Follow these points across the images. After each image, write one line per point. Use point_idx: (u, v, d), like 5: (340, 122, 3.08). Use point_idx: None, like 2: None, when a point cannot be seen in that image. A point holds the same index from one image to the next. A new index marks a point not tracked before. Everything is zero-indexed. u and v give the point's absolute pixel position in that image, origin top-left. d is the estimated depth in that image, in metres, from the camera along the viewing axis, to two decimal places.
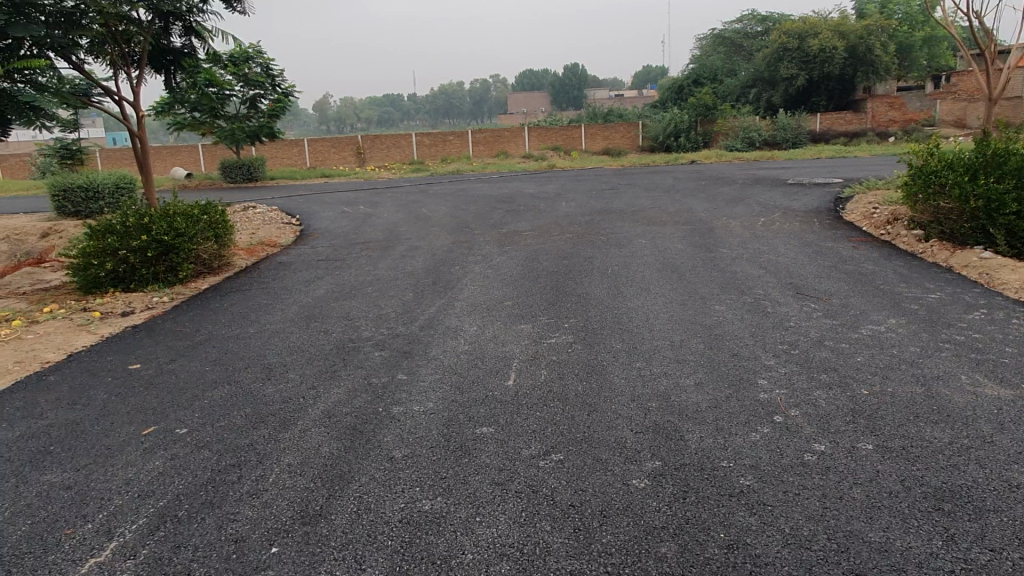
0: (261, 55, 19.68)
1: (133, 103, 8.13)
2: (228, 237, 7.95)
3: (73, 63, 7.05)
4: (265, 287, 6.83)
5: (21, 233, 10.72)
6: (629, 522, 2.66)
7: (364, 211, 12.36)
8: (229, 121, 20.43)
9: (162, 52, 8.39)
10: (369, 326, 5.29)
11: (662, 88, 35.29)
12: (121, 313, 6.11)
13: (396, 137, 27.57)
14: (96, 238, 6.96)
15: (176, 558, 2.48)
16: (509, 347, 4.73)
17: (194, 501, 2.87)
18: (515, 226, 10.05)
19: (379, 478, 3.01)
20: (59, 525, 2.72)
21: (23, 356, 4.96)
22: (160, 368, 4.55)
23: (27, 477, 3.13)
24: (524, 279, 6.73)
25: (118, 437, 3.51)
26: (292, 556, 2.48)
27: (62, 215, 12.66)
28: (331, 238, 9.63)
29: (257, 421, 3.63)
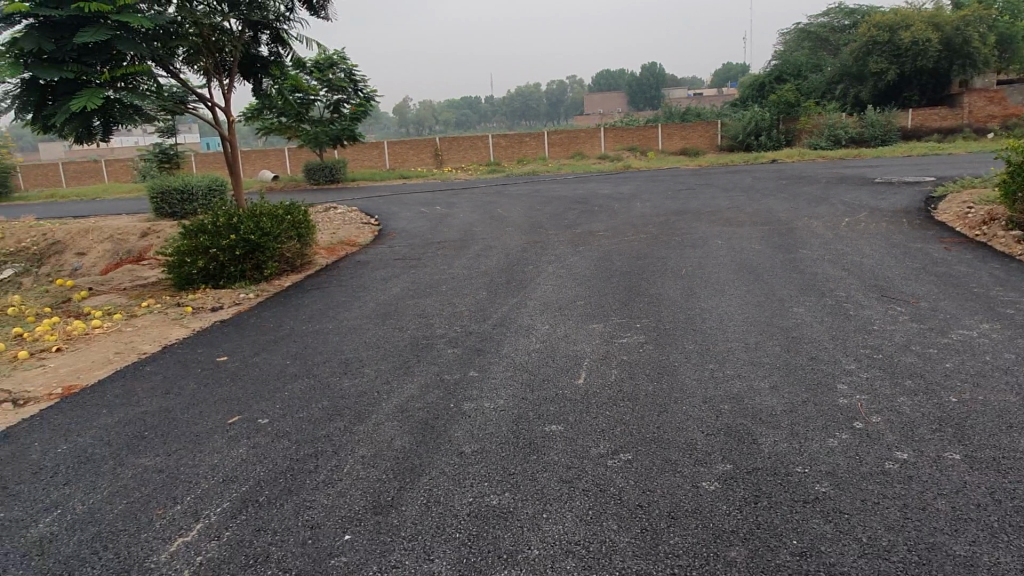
0: (345, 61, 20.28)
1: (225, 109, 8.52)
2: (310, 237, 8.25)
3: (171, 71, 7.44)
4: (344, 284, 7.05)
5: (123, 232, 11.39)
6: (697, 525, 2.63)
7: (441, 211, 12.58)
8: (313, 125, 21.14)
9: (251, 60, 8.76)
10: (443, 324, 5.39)
11: (742, 85, 34.51)
12: (210, 309, 6.42)
13: (473, 139, 27.94)
14: (189, 237, 7.34)
15: (256, 541, 2.60)
16: (580, 347, 4.72)
17: (274, 487, 3.00)
18: (589, 227, 10.01)
19: (448, 473, 3.07)
20: (152, 505, 2.90)
21: (122, 348, 5.28)
22: (245, 361, 4.77)
23: (124, 460, 3.34)
24: (597, 279, 6.70)
25: (207, 425, 3.71)
26: (364, 543, 2.56)
27: (160, 215, 13.39)
28: (408, 238, 9.84)
29: (334, 414, 3.76)
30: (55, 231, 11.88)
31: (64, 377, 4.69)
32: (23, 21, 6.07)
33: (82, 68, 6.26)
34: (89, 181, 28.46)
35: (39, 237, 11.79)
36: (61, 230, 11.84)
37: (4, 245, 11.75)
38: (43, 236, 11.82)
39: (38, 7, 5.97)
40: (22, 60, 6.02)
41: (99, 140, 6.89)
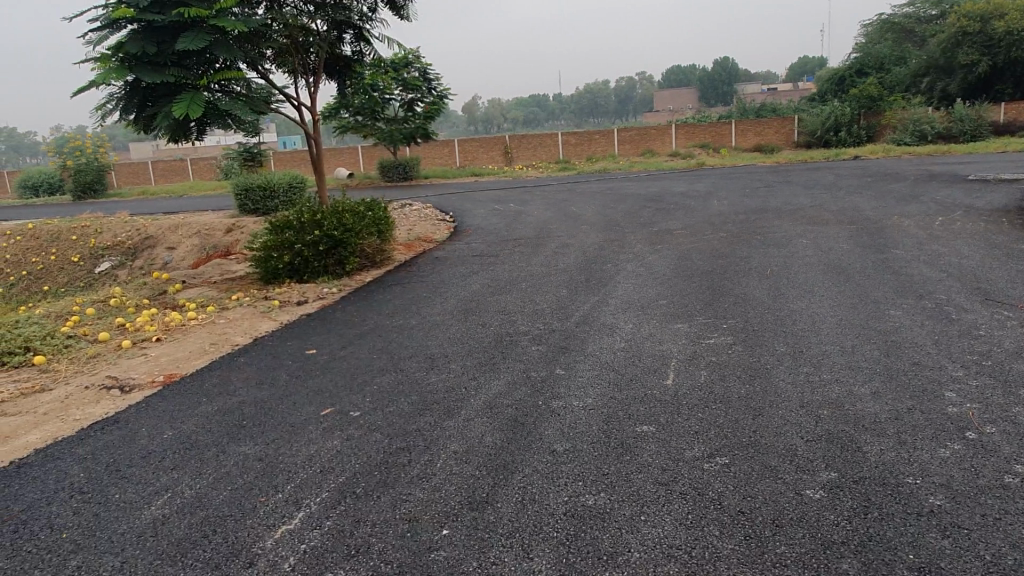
0: (420, 60, 20.64)
1: (310, 107, 8.73)
2: (390, 233, 8.39)
3: (260, 72, 7.66)
4: (424, 280, 7.13)
5: (209, 229, 11.84)
6: (805, 534, 2.53)
7: (514, 209, 12.61)
8: (388, 123, 21.50)
9: (335, 60, 8.94)
10: (525, 320, 5.38)
11: (820, 79, 33.45)
12: (296, 302, 6.60)
13: (542, 137, 27.94)
14: (275, 232, 7.57)
15: (356, 532, 2.64)
16: (666, 346, 4.63)
17: (370, 479, 3.05)
18: (666, 225, 9.85)
19: (542, 470, 3.05)
20: (255, 493, 2.98)
21: (217, 339, 5.49)
22: (334, 354, 4.88)
23: (226, 447, 3.45)
24: (678, 278, 6.58)
25: (302, 415, 3.80)
26: (462, 539, 2.57)
27: (244, 212, 13.85)
28: (484, 234, 9.90)
29: (423, 408, 3.80)
30: (147, 226, 12.44)
31: (165, 366, 4.90)
32: (127, 26, 6.39)
33: (180, 70, 6.52)
34: (176, 179, 29.74)
35: (133, 232, 12.38)
36: (153, 226, 12.39)
37: (102, 239, 12.37)
38: (136, 231, 12.39)
39: (141, 12, 6.27)
40: (125, 63, 6.32)
41: (194, 141, 7.15)
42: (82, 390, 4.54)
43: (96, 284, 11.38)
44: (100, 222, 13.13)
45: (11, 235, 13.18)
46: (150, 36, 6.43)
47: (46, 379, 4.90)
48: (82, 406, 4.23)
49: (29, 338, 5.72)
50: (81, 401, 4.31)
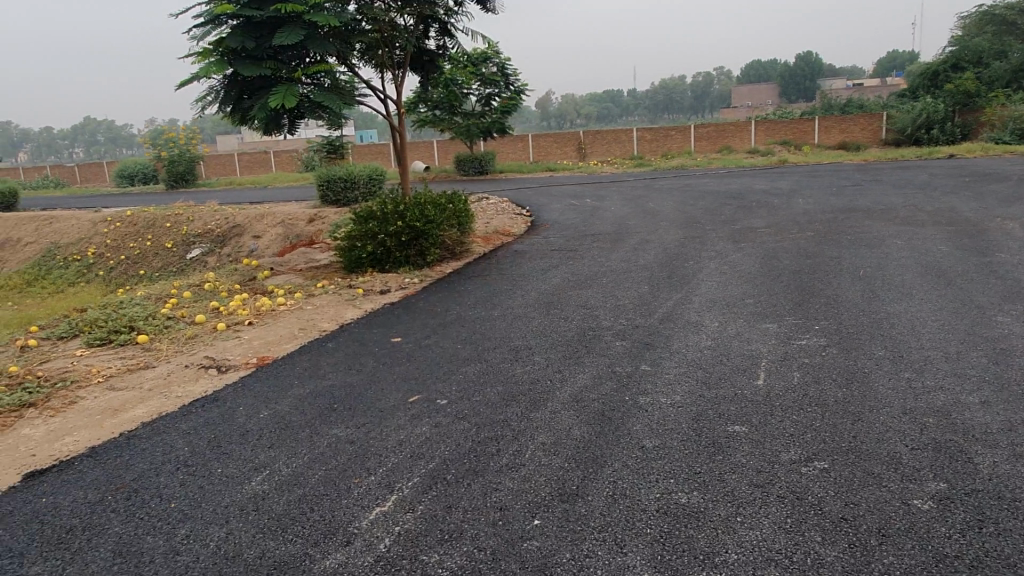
0: (498, 55, 20.85)
1: (396, 100, 8.89)
2: (470, 225, 8.46)
3: (349, 67, 7.85)
4: (503, 273, 7.16)
5: (293, 219, 12.20)
6: (914, 546, 2.41)
7: (590, 204, 12.53)
8: (465, 118, 21.70)
9: (420, 54, 9.08)
10: (608, 316, 5.33)
11: (911, 75, 31.92)
12: (379, 291, 6.74)
13: (617, 132, 27.64)
14: (359, 223, 7.75)
15: (449, 517, 2.66)
16: (755, 346, 4.52)
17: (460, 466, 3.07)
18: (748, 223, 9.60)
19: (632, 466, 3.01)
20: (349, 474, 3.05)
21: (305, 324, 5.66)
22: (419, 343, 4.95)
23: (319, 429, 3.55)
24: (765, 277, 6.40)
25: (391, 401, 3.88)
26: (554, 530, 2.55)
27: (326, 203, 14.22)
28: (562, 229, 9.85)
29: (509, 399, 3.81)
30: (236, 215, 12.90)
31: (258, 348, 5.10)
32: (229, 22, 6.68)
33: (275, 64, 6.77)
34: (259, 170, 30.78)
35: (222, 220, 12.89)
36: (241, 214, 12.86)
37: (193, 226, 12.92)
38: (225, 220, 12.88)
39: (241, 8, 6.52)
40: (225, 57, 6.59)
41: (286, 134, 7.38)
42: (182, 369, 4.77)
43: (188, 269, 11.91)
44: (192, 210, 13.69)
45: (111, 220, 13.92)
46: (249, 30, 6.68)
47: (150, 357, 5.17)
48: (183, 385, 4.45)
49: (133, 318, 6.05)
50: (181, 380, 4.53)
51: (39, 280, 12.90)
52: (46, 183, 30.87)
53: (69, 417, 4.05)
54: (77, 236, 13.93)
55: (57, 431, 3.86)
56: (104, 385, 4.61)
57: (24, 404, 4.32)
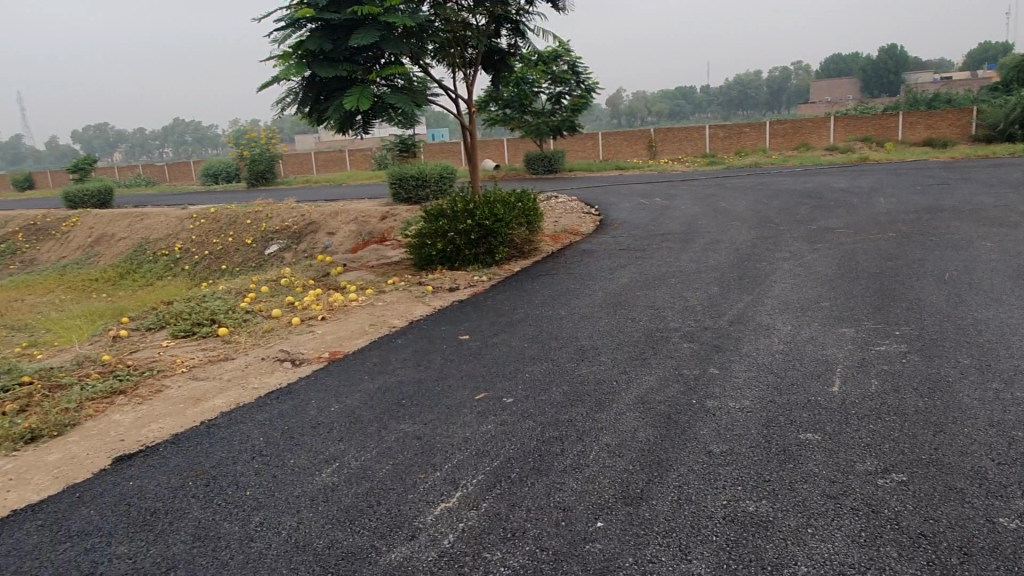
0: (569, 52, 20.77)
1: (467, 100, 8.98)
2: (538, 224, 8.47)
3: (422, 67, 7.98)
4: (570, 272, 7.14)
5: (366, 216, 12.48)
6: (998, 566, 2.29)
7: (660, 203, 12.36)
8: (535, 116, 21.74)
9: (491, 53, 9.14)
10: (677, 317, 5.25)
11: (1006, 67, 30.13)
12: (448, 288, 6.83)
13: (689, 130, 27.15)
14: (430, 220, 7.87)
15: (512, 516, 2.67)
16: (830, 351, 4.37)
17: (524, 465, 3.09)
18: (825, 223, 9.26)
19: (698, 471, 2.96)
20: (415, 469, 3.11)
21: (376, 320, 5.80)
22: (485, 340, 5.00)
23: (387, 424, 3.63)
24: (842, 279, 6.18)
25: (457, 398, 3.93)
26: (618, 533, 2.54)
27: (398, 201, 14.49)
28: (631, 228, 9.76)
29: (574, 399, 3.80)
30: (311, 212, 13.30)
31: (330, 343, 5.25)
32: (307, 25, 6.88)
33: (351, 66, 6.95)
34: (335, 168, 31.61)
35: (299, 217, 13.30)
36: (317, 211, 13.24)
37: (272, 223, 13.39)
38: (301, 216, 13.29)
39: (320, 12, 6.72)
40: (304, 60, 6.81)
41: (360, 133, 7.56)
42: (259, 361, 4.96)
43: (266, 264, 12.35)
44: (271, 207, 14.19)
45: (196, 218, 14.57)
46: (327, 34, 6.88)
47: (229, 349, 5.39)
48: (260, 377, 4.63)
49: (215, 311, 6.32)
50: (258, 372, 4.71)
51: (130, 273, 13.61)
52: (138, 181, 32.55)
53: (156, 405, 4.27)
54: (165, 232, 14.63)
55: (144, 418, 4.07)
56: (187, 375, 4.84)
57: (115, 391, 4.58)
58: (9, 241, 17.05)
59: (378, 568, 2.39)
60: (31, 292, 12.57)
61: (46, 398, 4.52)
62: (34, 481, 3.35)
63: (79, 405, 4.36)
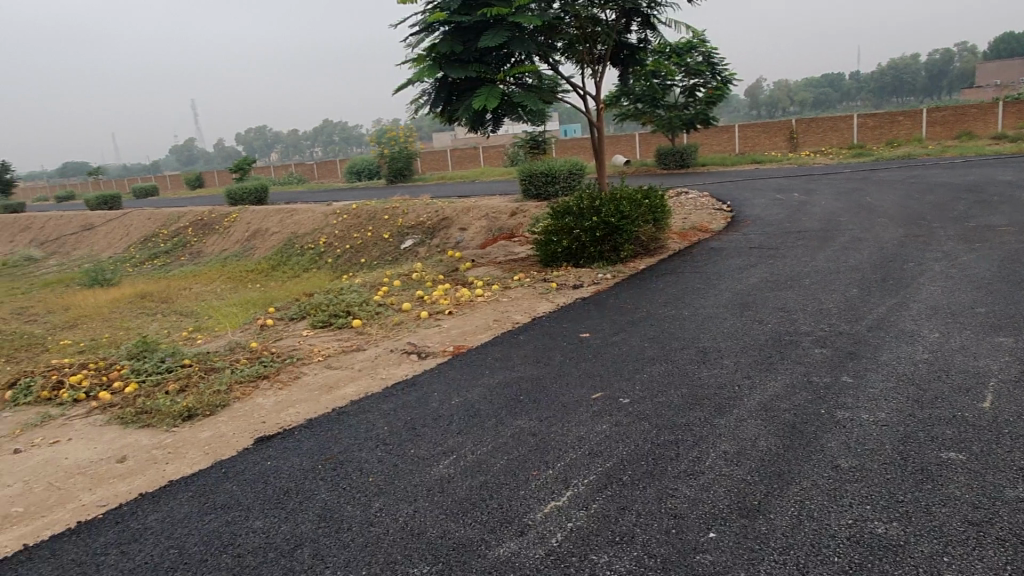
0: (704, 43, 20.18)
1: (596, 96, 8.94)
2: (666, 221, 8.29)
3: (550, 64, 8.02)
4: (697, 271, 6.95)
5: (497, 212, 12.72)
6: None
7: (798, 198, 11.76)
8: (668, 110, 21.27)
9: (621, 48, 9.04)
10: (809, 321, 4.98)
11: None
12: (572, 285, 6.85)
13: (835, 120, 25.51)
14: (556, 217, 7.91)
15: (621, 520, 2.65)
16: (983, 362, 3.99)
17: (638, 468, 3.05)
18: (986, 220, 8.43)
19: (823, 486, 2.81)
20: (528, 466, 3.15)
21: (500, 316, 5.90)
22: (606, 339, 4.97)
23: (505, 419, 3.70)
24: (1002, 283, 5.61)
25: (574, 397, 3.93)
26: (731, 546, 2.45)
27: (528, 196, 14.66)
28: (765, 225, 9.36)
29: (693, 403, 3.71)
30: (445, 208, 13.74)
31: (455, 337, 5.41)
32: (440, 28, 7.10)
33: (481, 66, 7.10)
34: (469, 165, 32.45)
35: (433, 213, 13.78)
36: (449, 208, 13.67)
37: (408, 219, 13.97)
38: (435, 212, 13.76)
39: (453, 14, 6.91)
40: (436, 62, 7.04)
41: (490, 131, 7.71)
42: (388, 352, 5.20)
43: (401, 259, 12.89)
44: (407, 203, 14.79)
45: (340, 213, 15.45)
46: (458, 35, 7.07)
47: (362, 340, 5.69)
48: (389, 367, 4.86)
49: (350, 304, 6.68)
50: (387, 363, 4.94)
51: (281, 265, 14.64)
52: (290, 179, 34.89)
53: (294, 391, 4.59)
54: (312, 227, 15.62)
55: (284, 402, 4.38)
56: (323, 363, 5.15)
57: (260, 375, 4.96)
58: (180, 235, 18.85)
59: (485, 562, 2.45)
60: (197, 281, 13.84)
61: (202, 379, 4.97)
62: (188, 456, 3.70)
63: (229, 386, 4.77)
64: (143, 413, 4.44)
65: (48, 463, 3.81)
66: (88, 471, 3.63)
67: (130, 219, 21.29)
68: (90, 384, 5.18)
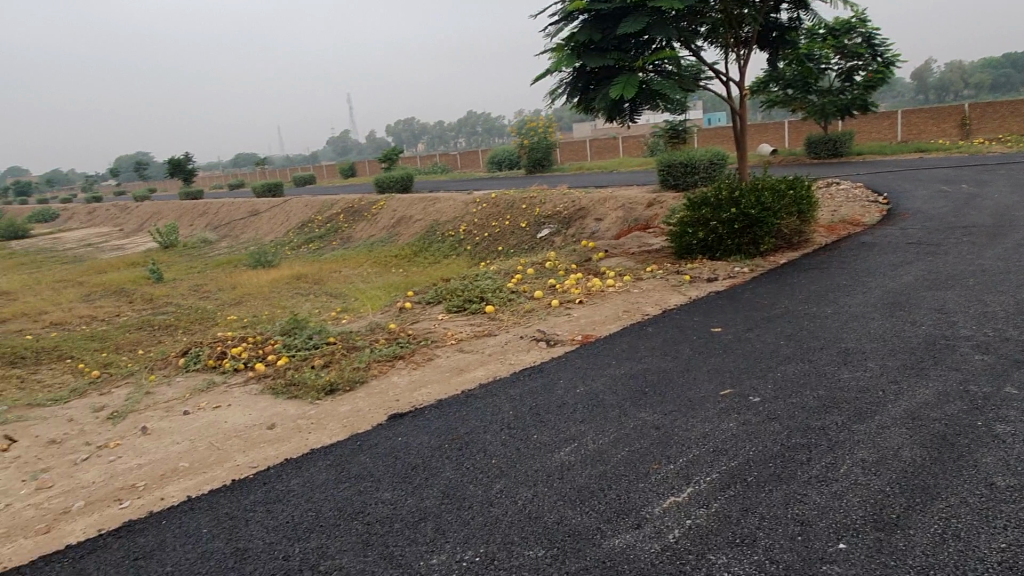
0: (865, 23, 18.79)
1: (740, 82, 8.58)
2: (812, 213, 7.83)
3: (692, 50, 7.78)
4: (844, 267, 6.53)
5: (634, 202, 12.54)
6: None
7: (967, 190, 10.74)
8: (820, 96, 20.04)
9: (769, 30, 8.60)
10: (970, 324, 4.55)
11: None
12: (707, 278, 6.65)
13: (1017, 104, 22.92)
14: (692, 208, 7.70)
15: (743, 521, 2.57)
16: None
17: (764, 470, 2.94)
18: None
19: (973, 505, 2.57)
20: (649, 459, 3.12)
21: (630, 307, 5.85)
22: (739, 335, 4.79)
23: (628, 411, 3.67)
24: None
25: (701, 392, 3.84)
26: (862, 560, 2.31)
27: (666, 187, 14.35)
28: (926, 219, 8.63)
29: (830, 406, 3.51)
30: (581, 198, 13.74)
31: (584, 326, 5.42)
32: (580, 16, 7.09)
33: (619, 54, 7.03)
34: (609, 155, 32.16)
35: (570, 203, 13.82)
36: (586, 198, 13.65)
37: (544, 209, 14.10)
38: (571, 202, 13.79)
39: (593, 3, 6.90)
40: (575, 51, 7.05)
41: (628, 121, 7.62)
42: (518, 339, 5.30)
43: (537, 248, 13.05)
44: (544, 193, 14.93)
45: (479, 202, 15.85)
46: (597, 24, 7.04)
47: (494, 326, 5.83)
48: (517, 353, 4.95)
49: (484, 290, 6.86)
50: (516, 349, 5.03)
51: (423, 251, 15.24)
52: (434, 169, 36.12)
53: (428, 371, 4.80)
54: (452, 215, 16.14)
55: (417, 382, 4.60)
56: (455, 347, 5.34)
57: (397, 355, 5.21)
58: (333, 221, 20.09)
59: (600, 551, 2.45)
60: (347, 264, 14.71)
61: (345, 356, 5.30)
62: (328, 427, 3.97)
63: (369, 364, 5.06)
64: (292, 385, 4.80)
65: (210, 425, 4.21)
66: (243, 435, 3.98)
67: (290, 206, 22.94)
68: (249, 355, 5.67)
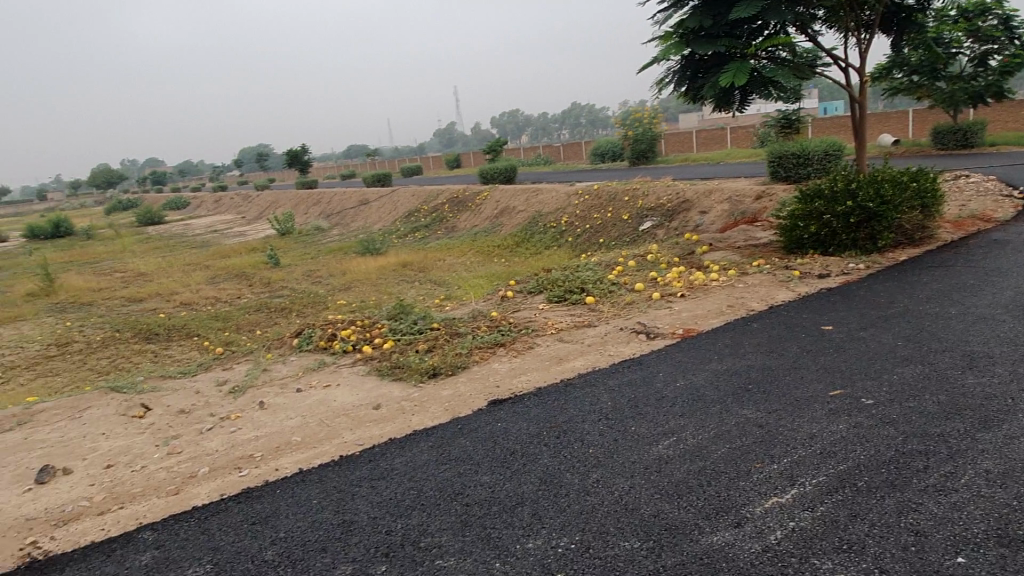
0: (1002, 4, 17.39)
1: (859, 68, 8.13)
2: (938, 207, 7.33)
3: (808, 35, 7.44)
4: (971, 266, 6.09)
5: (741, 194, 12.15)
6: None
7: None
8: (949, 82, 18.70)
9: (894, 12, 8.09)
10: None
11: None
12: (818, 274, 6.37)
13: None
14: (804, 201, 7.38)
15: (851, 527, 2.47)
16: None
17: (876, 476, 2.80)
18: None
19: None
20: (751, 457, 3.04)
21: (734, 302, 5.69)
22: (852, 334, 4.57)
23: (730, 407, 3.59)
24: None
25: (809, 392, 3.70)
26: None
27: (776, 179, 13.81)
28: None
29: (952, 412, 3.30)
30: (686, 190, 13.44)
31: (686, 320, 5.32)
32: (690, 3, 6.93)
33: (731, 41, 6.82)
34: (716, 147, 31.24)
35: (674, 194, 13.55)
36: (691, 190, 13.33)
37: (647, 201, 13.89)
38: (676, 194, 13.51)
39: None
40: (684, 38, 6.89)
41: (737, 111, 7.39)
42: (618, 330, 5.27)
43: (639, 240, 12.88)
44: (648, 185, 14.70)
45: (582, 194, 15.80)
46: (708, 9, 6.86)
47: (594, 317, 5.82)
48: (617, 345, 4.93)
49: (585, 281, 6.86)
50: (616, 341, 5.01)
51: (525, 241, 15.35)
52: (538, 161, 36.25)
53: (528, 360, 4.85)
54: (555, 207, 16.17)
55: (517, 369, 4.66)
56: (555, 336, 5.37)
57: (498, 343, 5.30)
58: (438, 211, 20.56)
59: (698, 547, 2.42)
60: (450, 253, 15.03)
61: (447, 342, 5.44)
62: (430, 410, 4.09)
63: (470, 350, 5.17)
64: (397, 368, 4.98)
65: (321, 403, 4.44)
66: (351, 413, 4.17)
67: (398, 196, 23.64)
68: (357, 338, 5.91)
